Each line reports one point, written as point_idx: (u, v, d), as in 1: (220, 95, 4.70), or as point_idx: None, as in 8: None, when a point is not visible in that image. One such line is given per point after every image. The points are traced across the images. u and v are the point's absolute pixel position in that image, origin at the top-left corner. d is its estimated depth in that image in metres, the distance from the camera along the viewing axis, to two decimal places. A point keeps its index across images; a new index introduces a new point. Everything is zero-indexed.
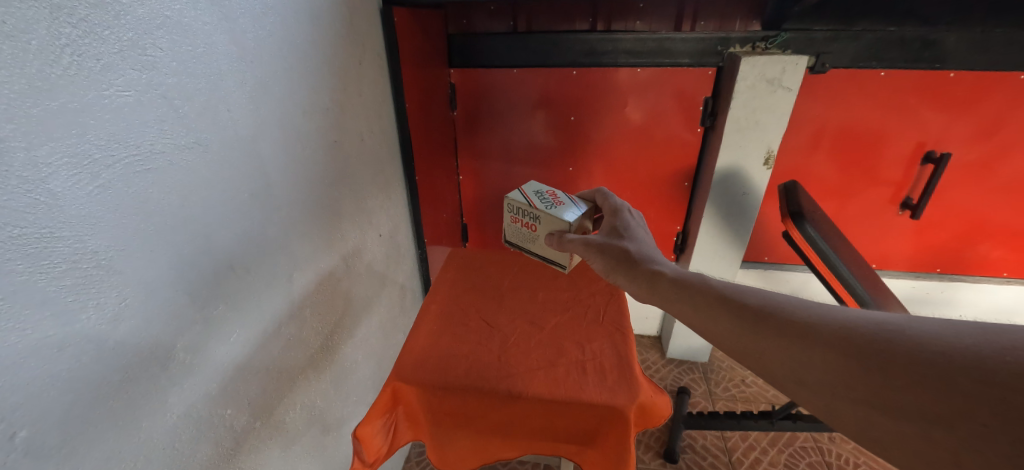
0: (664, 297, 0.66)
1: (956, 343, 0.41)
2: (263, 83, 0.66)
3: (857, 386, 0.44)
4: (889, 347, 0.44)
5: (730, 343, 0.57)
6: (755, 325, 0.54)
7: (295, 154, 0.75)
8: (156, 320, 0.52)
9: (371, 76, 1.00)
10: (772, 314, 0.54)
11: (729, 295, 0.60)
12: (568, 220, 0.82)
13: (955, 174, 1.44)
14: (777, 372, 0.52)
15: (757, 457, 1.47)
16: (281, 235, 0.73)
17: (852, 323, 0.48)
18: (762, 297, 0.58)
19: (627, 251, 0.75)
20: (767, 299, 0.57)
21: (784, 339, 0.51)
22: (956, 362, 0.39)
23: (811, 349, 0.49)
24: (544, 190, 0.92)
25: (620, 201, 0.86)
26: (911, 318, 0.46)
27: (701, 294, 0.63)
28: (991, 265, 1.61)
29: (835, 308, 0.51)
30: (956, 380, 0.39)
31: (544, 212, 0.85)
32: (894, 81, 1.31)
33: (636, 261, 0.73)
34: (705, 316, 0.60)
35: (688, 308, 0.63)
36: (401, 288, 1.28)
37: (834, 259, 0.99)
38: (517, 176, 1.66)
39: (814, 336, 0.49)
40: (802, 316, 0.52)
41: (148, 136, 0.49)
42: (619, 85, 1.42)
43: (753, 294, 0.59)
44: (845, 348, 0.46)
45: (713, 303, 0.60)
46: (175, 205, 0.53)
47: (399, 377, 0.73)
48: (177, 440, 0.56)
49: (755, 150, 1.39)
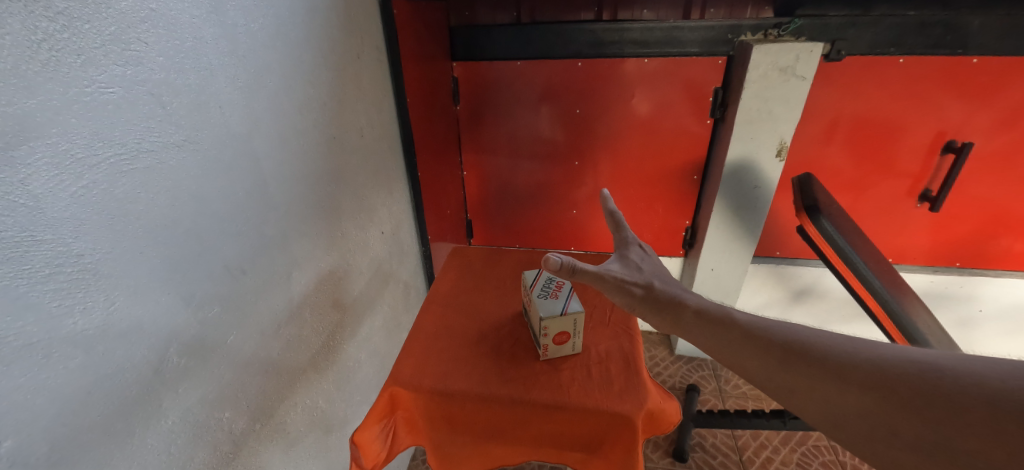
0: (687, 327, 0.63)
1: (1001, 383, 0.36)
2: (257, 78, 0.64)
3: (898, 430, 0.39)
4: (932, 387, 0.39)
5: (760, 378, 0.52)
6: (788, 363, 0.50)
7: (292, 151, 0.74)
8: (148, 325, 0.50)
9: (371, 70, 0.98)
10: (806, 352, 0.49)
11: (761, 330, 0.55)
12: (540, 315, 0.70)
13: (976, 164, 1.39)
14: (811, 412, 0.46)
15: (769, 456, 1.44)
16: (278, 232, 0.72)
17: (888, 360, 0.44)
18: (793, 334, 0.53)
19: (653, 288, 0.69)
20: (800, 335, 0.52)
21: (818, 377, 0.47)
22: (1005, 404, 0.35)
23: (847, 388, 0.44)
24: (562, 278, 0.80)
25: (631, 233, 0.80)
26: (960, 356, 0.41)
27: (731, 329, 0.58)
28: (1014, 259, 1.55)
29: (874, 344, 0.47)
30: (1002, 424, 0.34)
31: (531, 298, 0.75)
32: (912, 68, 1.26)
33: (663, 298, 0.67)
34: (732, 350, 0.56)
35: (716, 343, 0.58)
36: (405, 286, 1.27)
37: (852, 254, 0.94)
38: (522, 171, 1.63)
39: (849, 375, 0.45)
40: (837, 353, 0.48)
41: (133, 134, 0.47)
42: (627, 76, 1.39)
43: (785, 329, 0.54)
44: (883, 388, 0.42)
45: (745, 339, 0.55)
46: (165, 206, 0.51)
47: (398, 382, 0.71)
48: (172, 446, 0.55)
49: (768, 141, 1.35)
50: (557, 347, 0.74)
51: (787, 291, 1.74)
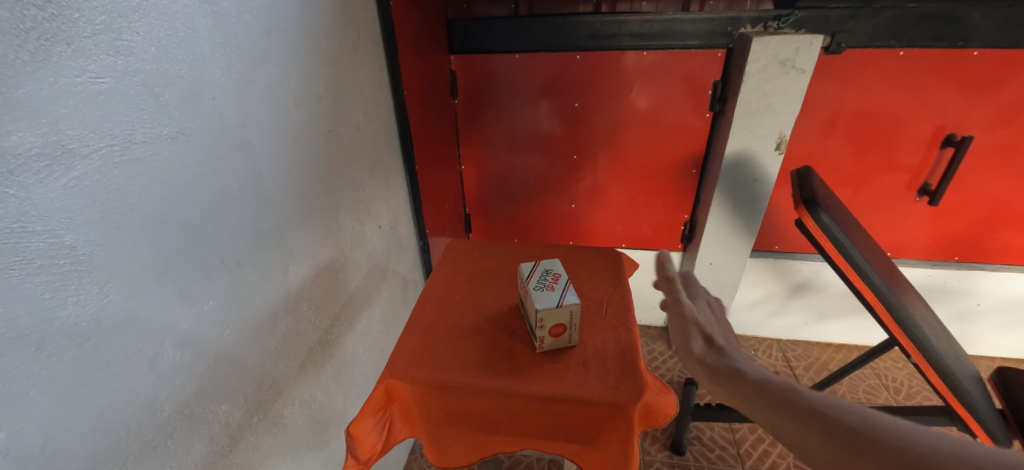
0: (744, 403, 0.49)
1: None
2: (251, 70, 0.64)
3: None
4: None
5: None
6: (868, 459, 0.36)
7: (287, 143, 0.73)
8: (142, 319, 0.50)
9: (367, 63, 0.97)
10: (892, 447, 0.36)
11: (831, 408, 0.42)
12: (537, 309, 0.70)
13: (976, 157, 1.38)
14: None
15: (766, 449, 1.44)
16: (274, 226, 0.71)
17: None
18: (876, 419, 0.39)
19: (740, 364, 0.54)
20: (887, 423, 0.38)
21: None
22: None
23: None
24: (559, 269, 0.79)
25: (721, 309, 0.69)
26: None
27: (792, 405, 0.44)
28: (1012, 253, 1.55)
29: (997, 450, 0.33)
30: None
31: (529, 291, 0.74)
32: (912, 61, 1.25)
33: (746, 373, 0.51)
34: (795, 433, 0.42)
35: (774, 422, 0.45)
36: (403, 280, 1.27)
37: (849, 246, 0.94)
38: (520, 165, 1.62)
39: None
40: (937, 454, 0.34)
41: (124, 125, 0.46)
42: (626, 69, 1.38)
43: (865, 413, 0.40)
44: None
45: (812, 420, 0.41)
46: (159, 197, 0.51)
47: (393, 374, 0.71)
48: (168, 439, 0.55)
49: (767, 135, 1.34)
50: (554, 339, 0.74)
51: (785, 285, 1.74)
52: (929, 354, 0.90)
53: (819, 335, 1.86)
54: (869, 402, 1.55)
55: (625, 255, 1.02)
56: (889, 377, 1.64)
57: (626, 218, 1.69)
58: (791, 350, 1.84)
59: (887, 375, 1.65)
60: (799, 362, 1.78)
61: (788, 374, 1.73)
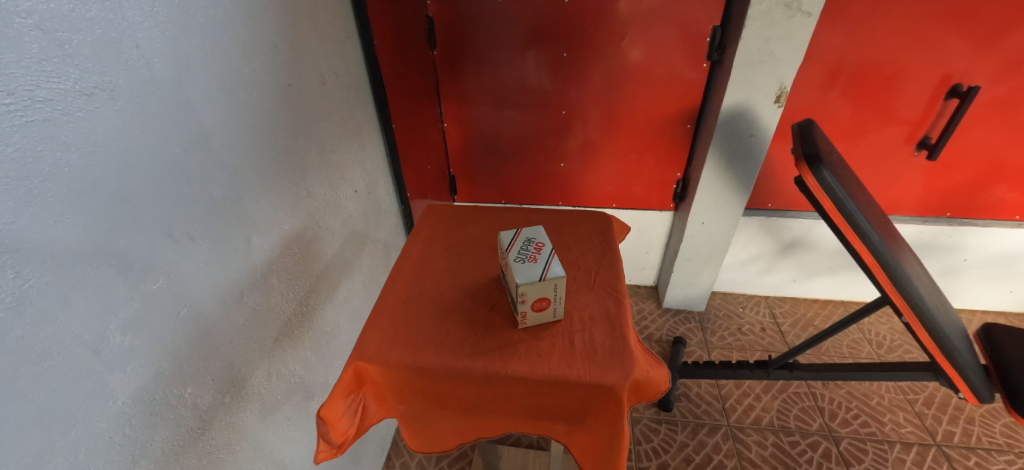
0: None
1: None
2: (184, 16, 0.55)
3: None
4: None
5: None
6: None
7: (236, 100, 0.65)
8: (77, 303, 0.45)
9: (329, 5, 0.87)
10: None
11: None
12: (517, 281, 0.66)
13: (981, 110, 1.32)
14: None
15: (751, 404, 1.48)
16: (229, 193, 0.65)
17: None
18: None
19: None
20: None
21: None
22: None
23: None
24: (540, 239, 0.74)
25: None
26: None
27: None
28: (1004, 208, 1.54)
29: None
30: None
31: (509, 264, 0.70)
32: (924, 3, 1.16)
33: None
34: None
35: None
36: (384, 246, 1.22)
37: (850, 205, 0.89)
38: (506, 122, 1.54)
39: None
40: None
41: (22, 79, 0.39)
42: (618, 15, 1.27)
43: None
44: None
45: None
46: (81, 166, 0.44)
47: (362, 356, 0.68)
48: (127, 427, 0.51)
49: (767, 86, 1.26)
50: (537, 314, 0.71)
51: (776, 243, 1.72)
52: (921, 312, 0.89)
53: (806, 291, 1.87)
54: (852, 356, 1.58)
55: (615, 219, 0.97)
56: (872, 332, 1.67)
57: (616, 178, 1.63)
58: (779, 306, 1.86)
59: (871, 330, 1.68)
60: (786, 318, 1.81)
61: (774, 330, 1.76)
